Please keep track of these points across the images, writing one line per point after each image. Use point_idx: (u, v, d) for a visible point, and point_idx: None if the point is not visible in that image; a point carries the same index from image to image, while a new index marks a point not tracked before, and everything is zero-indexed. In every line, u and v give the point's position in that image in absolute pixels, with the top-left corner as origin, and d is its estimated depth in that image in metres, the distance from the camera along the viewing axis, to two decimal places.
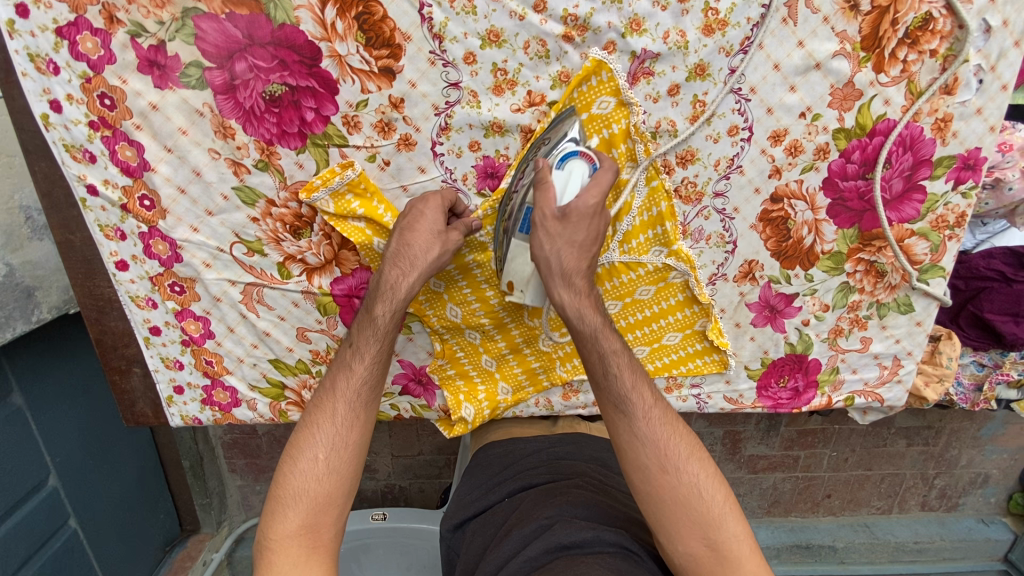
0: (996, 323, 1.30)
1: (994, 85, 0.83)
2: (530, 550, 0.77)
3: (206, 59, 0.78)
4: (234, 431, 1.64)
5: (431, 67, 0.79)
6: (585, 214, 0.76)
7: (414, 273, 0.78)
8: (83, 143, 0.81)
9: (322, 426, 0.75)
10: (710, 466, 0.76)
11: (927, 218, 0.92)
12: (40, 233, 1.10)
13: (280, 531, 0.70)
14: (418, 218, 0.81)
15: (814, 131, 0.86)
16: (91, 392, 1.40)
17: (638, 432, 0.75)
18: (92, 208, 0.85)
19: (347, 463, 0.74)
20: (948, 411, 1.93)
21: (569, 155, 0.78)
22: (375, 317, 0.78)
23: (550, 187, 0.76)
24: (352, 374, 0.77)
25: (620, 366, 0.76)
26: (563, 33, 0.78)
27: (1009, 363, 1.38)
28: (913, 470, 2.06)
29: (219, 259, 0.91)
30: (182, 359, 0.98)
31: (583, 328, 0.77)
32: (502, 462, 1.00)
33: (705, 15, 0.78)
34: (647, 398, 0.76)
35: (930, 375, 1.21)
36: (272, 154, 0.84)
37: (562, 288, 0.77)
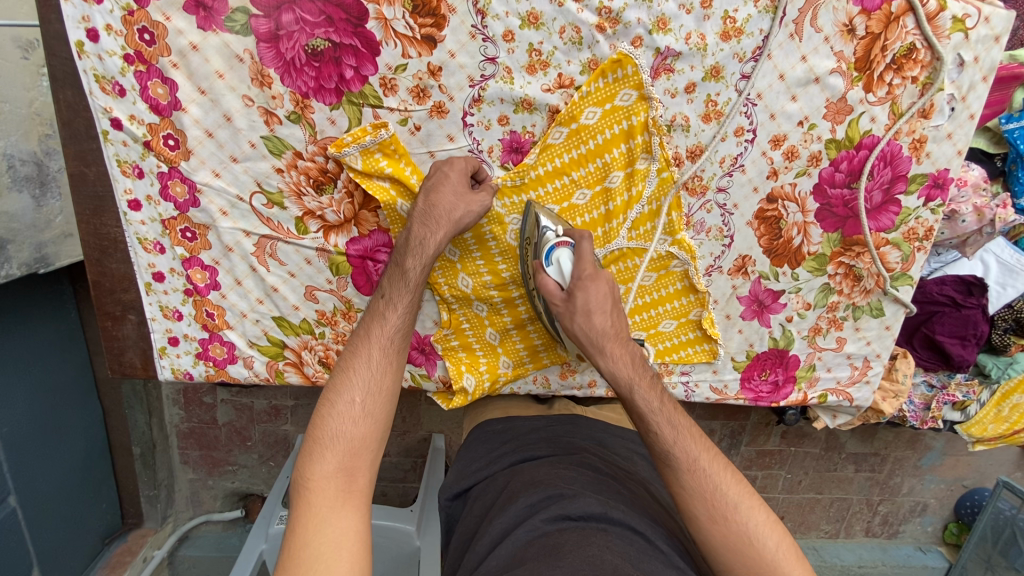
0: (947, 344, 1.44)
1: (964, 113, 0.95)
2: (537, 520, 0.73)
3: (254, 7, 0.80)
4: (193, 421, 1.61)
5: (472, 40, 0.84)
6: (588, 289, 0.81)
7: (443, 228, 0.82)
8: (115, 75, 0.81)
9: (358, 369, 0.75)
10: (763, 508, 0.71)
11: (900, 229, 1.03)
12: (20, 185, 0.92)
13: (317, 472, 0.69)
14: (443, 180, 0.85)
15: (809, 139, 0.96)
16: (49, 362, 1.31)
17: (683, 483, 0.71)
18: (113, 142, 0.85)
19: (382, 407, 0.74)
20: (893, 439, 2.07)
21: (549, 249, 0.85)
22: (406, 271, 0.81)
23: (546, 282, 0.85)
24: (385, 321, 0.79)
25: (659, 423, 0.74)
26: (596, 23, 0.85)
27: (954, 384, 1.55)
28: (860, 496, 2.17)
29: (237, 209, 0.90)
30: (182, 310, 0.96)
31: (619, 383, 0.78)
32: (501, 437, 0.98)
33: (723, 22, 0.87)
34: (693, 449, 0.73)
35: (887, 391, 1.33)
36: (306, 106, 0.86)
37: (600, 357, 0.80)
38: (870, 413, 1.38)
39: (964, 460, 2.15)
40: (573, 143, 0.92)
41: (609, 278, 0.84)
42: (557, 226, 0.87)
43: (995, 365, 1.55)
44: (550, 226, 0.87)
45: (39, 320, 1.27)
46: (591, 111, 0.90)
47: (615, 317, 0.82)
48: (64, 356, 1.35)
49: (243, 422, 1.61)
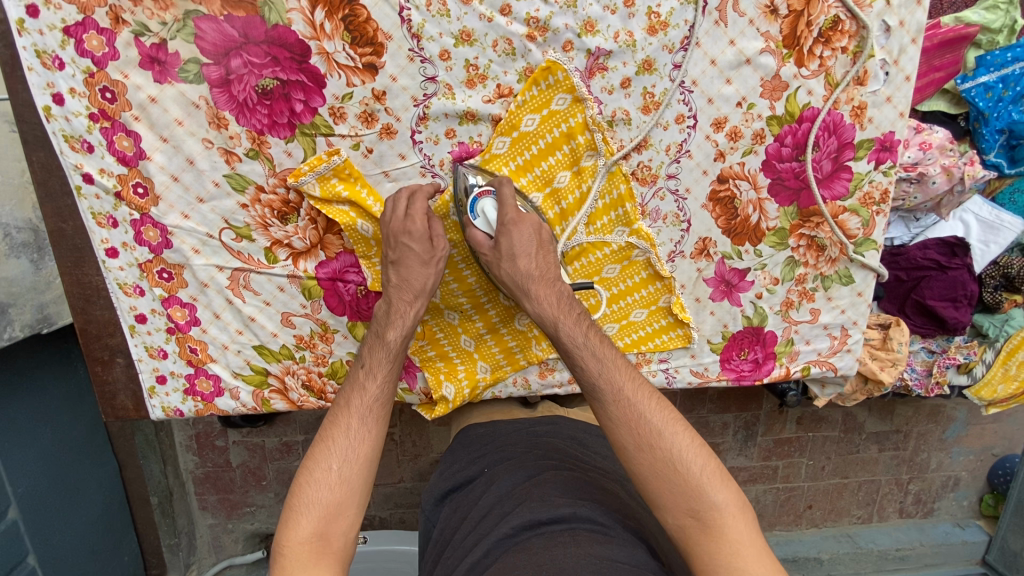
0: (939, 308, 1.46)
1: (899, 76, 0.98)
2: (507, 526, 0.75)
3: (204, 55, 0.86)
4: (207, 466, 1.64)
5: (411, 63, 0.89)
6: (512, 233, 0.85)
7: (419, 302, 0.87)
8: (83, 133, 0.87)
9: (336, 438, 0.78)
10: (688, 434, 0.74)
11: (856, 195, 1.04)
12: (17, 251, 0.94)
13: (292, 538, 0.71)
14: (410, 249, 0.87)
15: (751, 118, 0.98)
16: (59, 421, 1.36)
17: (609, 414, 0.75)
18: (87, 196, 0.90)
19: (359, 474, 0.76)
20: (915, 415, 2.04)
21: (473, 202, 0.89)
22: (386, 340, 0.84)
23: (476, 234, 0.89)
24: (365, 392, 0.82)
25: (584, 357, 0.78)
26: (526, 33, 0.89)
27: (954, 347, 1.54)
28: (888, 476, 2.13)
29: (208, 245, 0.95)
30: (167, 348, 1.00)
31: (546, 322, 0.82)
32: (482, 440, 0.99)
33: (648, 18, 0.91)
34: (617, 380, 0.76)
35: (885, 360, 1.46)
36: (262, 143, 0.91)
37: (526, 300, 0.84)
38: (873, 386, 1.49)
39: (990, 428, 2.11)
40: (518, 150, 0.96)
41: (534, 222, 0.88)
42: (480, 180, 0.92)
43: (992, 323, 1.54)
44: (476, 181, 0.92)
45: (46, 381, 1.31)
46: (530, 118, 0.94)
47: (541, 260, 0.86)
48: (75, 412, 1.40)
49: (256, 462, 1.64)
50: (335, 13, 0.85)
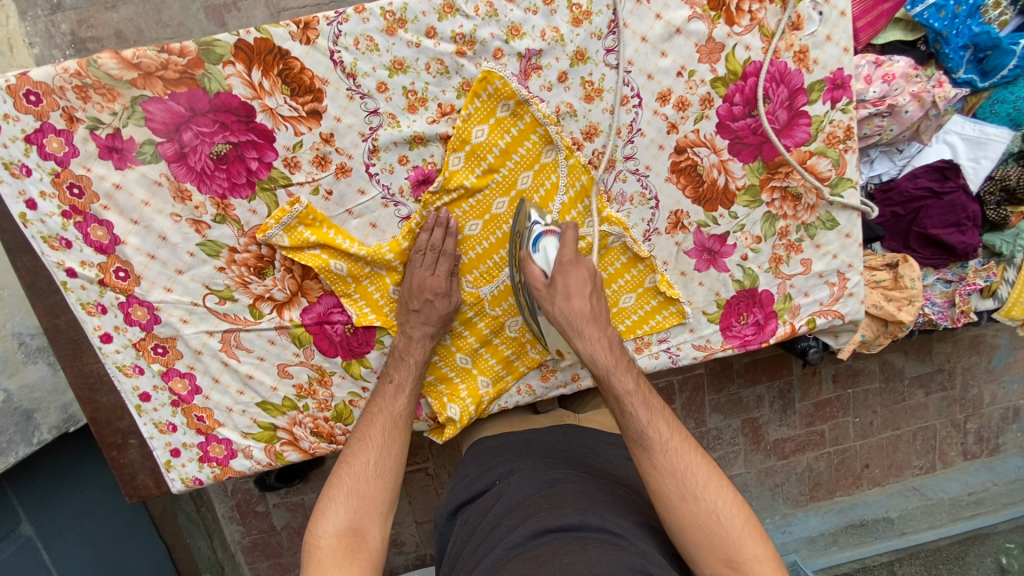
0: (944, 236, 1.48)
1: (833, 14, 0.98)
2: (517, 534, 0.79)
3: (157, 136, 0.89)
4: (253, 532, 1.63)
5: (351, 101, 0.92)
6: (568, 274, 0.91)
7: (436, 327, 0.97)
8: (59, 232, 0.91)
9: (372, 437, 0.92)
10: (731, 494, 0.82)
11: (820, 138, 1.03)
12: (35, 356, 1.23)
13: (328, 527, 0.83)
14: (427, 274, 0.96)
15: (694, 85, 0.98)
16: (103, 515, 1.47)
17: (657, 463, 0.84)
18: (73, 289, 0.93)
19: (389, 470, 0.90)
20: (954, 350, 2.00)
21: (538, 237, 0.93)
22: (409, 359, 0.97)
23: (534, 269, 0.92)
24: (395, 403, 0.95)
25: (633, 405, 0.87)
26: (455, 50, 0.91)
27: (971, 273, 1.58)
28: (942, 419, 2.05)
29: (195, 313, 0.97)
30: (175, 421, 1.02)
31: (599, 369, 0.90)
32: (495, 451, 1.01)
33: (570, 11, 0.92)
34: (663, 430, 0.85)
35: (902, 299, 1.52)
36: (227, 206, 0.93)
37: (580, 340, 0.91)
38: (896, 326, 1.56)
39: None
40: (473, 163, 0.96)
41: (586, 266, 0.93)
42: (544, 219, 0.96)
43: (1004, 242, 1.56)
44: (538, 219, 0.95)
45: (83, 480, 1.42)
46: (479, 129, 0.95)
47: (593, 301, 0.92)
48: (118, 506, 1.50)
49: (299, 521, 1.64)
50: (271, 70, 0.89)
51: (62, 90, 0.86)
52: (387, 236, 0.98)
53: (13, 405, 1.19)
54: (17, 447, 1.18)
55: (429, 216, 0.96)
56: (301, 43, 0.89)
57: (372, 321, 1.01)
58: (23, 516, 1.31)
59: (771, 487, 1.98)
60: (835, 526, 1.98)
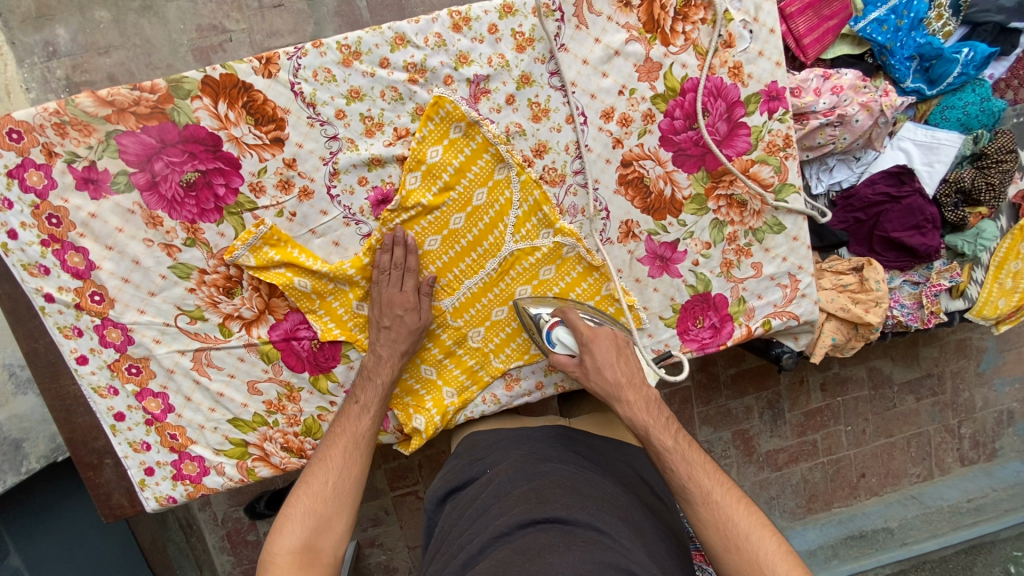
0: (905, 238, 1.53)
1: (763, 31, 1.04)
2: (503, 524, 0.80)
3: (129, 166, 0.95)
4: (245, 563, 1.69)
5: (312, 128, 0.98)
6: (590, 351, 0.99)
7: (406, 342, 1.01)
8: (38, 259, 0.96)
9: (333, 457, 0.95)
10: (776, 545, 0.81)
11: (760, 147, 1.08)
12: (24, 387, 1.30)
13: (282, 547, 0.84)
14: (394, 293, 1.01)
15: (636, 102, 1.04)
16: (93, 546, 1.54)
17: (699, 517, 0.85)
18: (51, 313, 0.98)
19: (348, 490, 0.93)
20: (941, 355, 2.01)
21: (548, 333, 1.02)
22: (376, 380, 1.00)
23: (561, 359, 1.02)
24: (358, 423, 0.98)
25: (673, 461, 0.89)
26: (408, 78, 0.98)
27: (935, 274, 1.61)
28: (936, 425, 2.05)
29: (167, 334, 1.02)
30: (149, 439, 1.05)
31: (640, 430, 0.93)
32: (489, 443, 1.06)
33: (514, 38, 0.99)
34: (706, 484, 0.86)
35: (868, 301, 1.54)
36: (196, 230, 0.99)
37: (620, 406, 0.95)
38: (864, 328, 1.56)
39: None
40: (430, 182, 1.02)
41: (605, 336, 1.00)
42: (547, 310, 1.05)
43: (966, 242, 1.58)
44: (541, 311, 1.05)
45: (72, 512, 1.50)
46: (434, 150, 1.00)
47: (622, 366, 0.98)
48: (108, 536, 1.56)
49: None
50: (236, 103, 0.95)
51: (41, 128, 0.92)
52: (349, 253, 1.03)
53: (3, 435, 1.25)
54: (5, 475, 1.24)
55: (386, 234, 1.01)
56: (264, 77, 0.95)
57: (337, 336, 1.05)
58: (12, 548, 1.40)
59: (767, 499, 1.97)
60: (834, 538, 1.92)
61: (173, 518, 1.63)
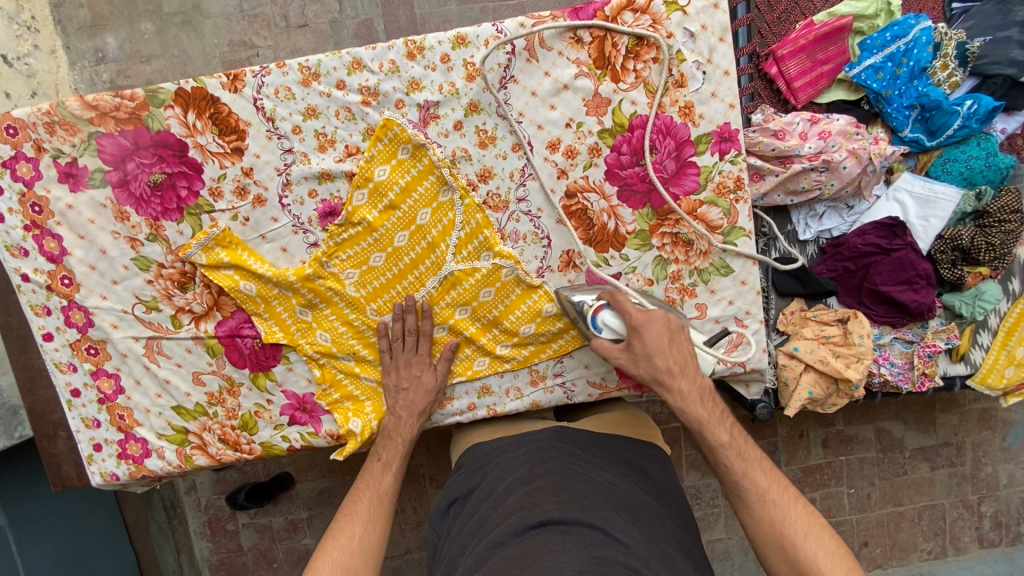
0: (895, 293, 1.37)
1: (717, 72, 1.04)
2: (498, 533, 0.82)
3: (106, 165, 1.05)
4: (222, 551, 1.84)
5: (269, 141, 1.05)
6: (643, 337, 0.95)
7: (426, 399, 1.08)
8: (19, 242, 1.06)
9: (358, 513, 1.02)
10: (831, 543, 0.88)
11: (709, 187, 1.07)
12: None
13: None
14: (410, 356, 1.09)
15: (582, 135, 1.06)
16: (76, 515, 1.63)
17: (754, 512, 0.94)
18: (25, 292, 1.08)
19: (373, 545, 0.99)
20: (961, 423, 1.86)
21: (592, 319, 0.99)
22: (395, 437, 1.08)
23: (603, 343, 1.00)
24: (381, 481, 1.06)
25: (729, 457, 0.97)
26: (361, 100, 1.03)
27: (931, 333, 1.44)
28: (952, 499, 1.88)
29: (124, 320, 1.09)
30: (99, 417, 1.13)
31: (692, 421, 0.98)
32: (487, 454, 1.08)
33: (465, 68, 1.03)
34: (761, 482, 0.95)
35: (848, 356, 1.38)
36: (159, 227, 1.06)
37: (669, 393, 0.98)
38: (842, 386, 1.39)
39: None
40: (376, 200, 1.06)
41: (656, 318, 0.97)
42: (588, 296, 1.02)
43: (964, 302, 1.43)
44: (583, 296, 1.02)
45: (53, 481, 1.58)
46: (381, 169, 1.05)
47: (673, 352, 0.97)
48: (92, 507, 1.66)
49: (265, 544, 1.84)
50: (203, 113, 1.03)
51: (33, 125, 1.03)
52: (295, 260, 1.08)
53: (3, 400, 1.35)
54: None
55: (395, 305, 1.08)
56: (229, 92, 1.03)
57: (279, 339, 1.09)
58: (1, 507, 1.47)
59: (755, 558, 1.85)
60: None
61: (158, 499, 1.79)
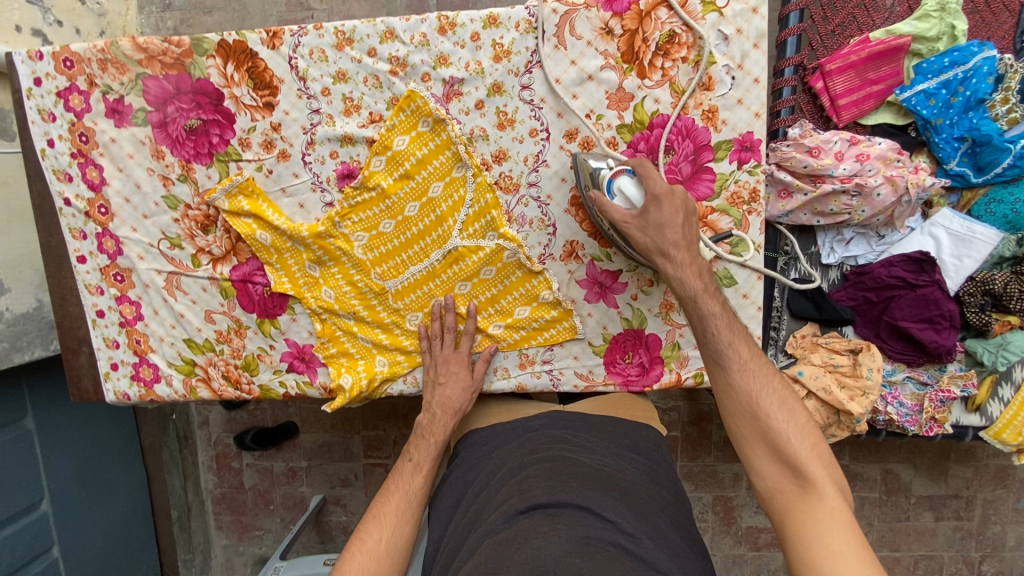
0: (914, 331, 1.27)
1: (746, 79, 1.02)
2: (490, 522, 0.82)
3: (148, 105, 1.12)
4: (225, 486, 1.98)
5: (299, 100, 1.09)
6: (662, 204, 0.91)
7: (463, 397, 1.11)
8: (66, 168, 1.15)
9: (386, 514, 1.01)
10: (800, 418, 0.91)
11: (723, 195, 1.06)
12: None
13: None
14: (446, 352, 1.13)
15: (601, 128, 1.06)
16: (96, 429, 1.71)
17: (733, 382, 0.92)
18: (66, 215, 1.17)
19: (399, 550, 0.97)
20: (975, 476, 1.77)
21: (609, 183, 0.94)
22: (429, 438, 1.10)
23: (613, 209, 0.93)
24: (411, 482, 1.05)
25: (717, 327, 0.92)
26: (389, 70, 1.06)
27: (947, 378, 1.32)
28: (952, 552, 1.82)
29: (150, 253, 1.17)
30: (119, 339, 1.21)
31: (687, 292, 0.93)
32: (484, 443, 1.09)
33: (493, 48, 1.05)
34: (744, 355, 0.92)
35: (853, 388, 1.29)
36: (189, 169, 1.13)
37: (669, 264, 0.93)
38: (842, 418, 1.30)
39: None
40: (393, 167, 1.09)
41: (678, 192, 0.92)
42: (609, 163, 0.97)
43: (986, 350, 1.30)
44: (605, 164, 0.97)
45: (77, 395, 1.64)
46: (401, 139, 1.08)
47: (686, 229, 0.92)
48: (112, 423, 1.76)
49: (265, 485, 1.95)
50: (241, 66, 1.08)
51: (89, 61, 1.11)
52: (310, 216, 1.13)
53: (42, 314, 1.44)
54: (37, 347, 1.40)
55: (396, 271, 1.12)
56: (268, 48, 1.07)
57: (286, 289, 1.15)
58: (30, 411, 1.51)
59: None
60: None
61: (173, 427, 1.89)
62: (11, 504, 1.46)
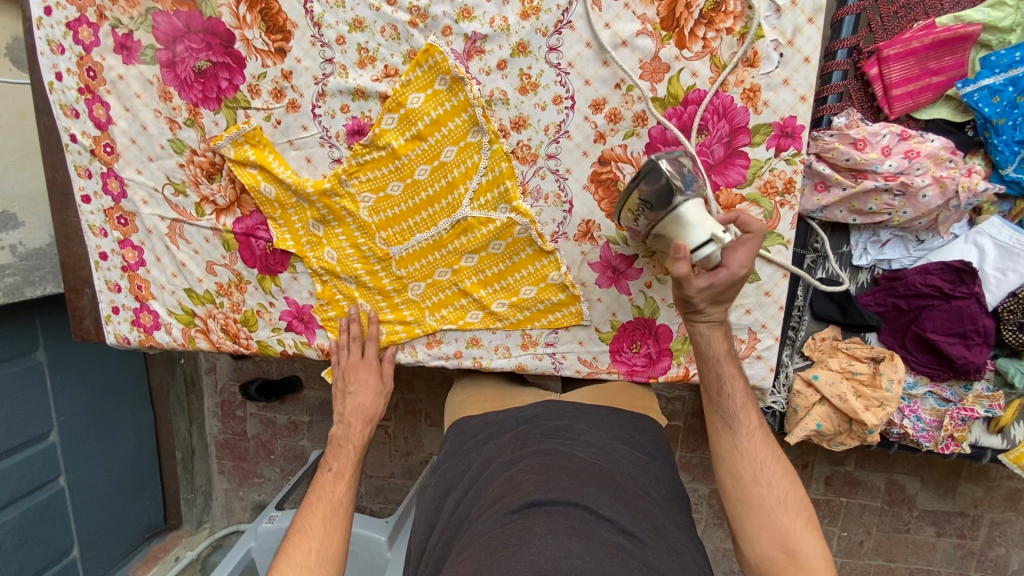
0: (943, 344, 1.19)
1: (796, 58, 0.92)
2: (481, 523, 0.77)
3: (158, 43, 1.07)
4: (228, 433, 2.01)
5: (312, 47, 1.03)
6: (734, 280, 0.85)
7: (375, 399, 1.12)
8: (72, 103, 1.12)
9: (313, 524, 0.94)
10: (796, 491, 0.90)
11: (755, 184, 0.98)
12: None
13: None
14: (356, 355, 1.14)
15: (631, 100, 0.98)
16: (106, 368, 1.73)
17: (739, 444, 0.92)
18: (72, 152, 1.14)
19: (331, 558, 0.91)
20: (986, 496, 1.69)
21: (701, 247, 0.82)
22: (343, 443, 1.08)
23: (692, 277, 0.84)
24: (335, 490, 1.00)
25: (731, 389, 0.93)
26: (409, 20, 0.99)
27: (973, 397, 1.24)
28: (950, 569, 1.77)
29: (154, 198, 1.14)
30: (121, 283, 1.20)
31: (710, 351, 0.93)
32: (475, 432, 1.06)
33: (522, 4, 0.97)
34: (751, 421, 0.93)
35: (869, 398, 1.22)
36: (197, 114, 1.09)
37: (703, 323, 0.90)
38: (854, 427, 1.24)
39: None
40: (405, 127, 1.03)
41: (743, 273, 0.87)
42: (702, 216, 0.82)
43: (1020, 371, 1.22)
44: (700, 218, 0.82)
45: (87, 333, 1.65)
46: (415, 96, 1.01)
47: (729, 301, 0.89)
48: (122, 362, 1.79)
49: (267, 435, 1.97)
50: (254, 7, 1.02)
51: None
52: (317, 172, 1.08)
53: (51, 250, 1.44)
54: (48, 281, 1.39)
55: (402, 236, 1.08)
56: None
57: (288, 246, 1.11)
58: (41, 345, 1.52)
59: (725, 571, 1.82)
60: None
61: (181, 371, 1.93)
62: (19, 433, 1.48)
